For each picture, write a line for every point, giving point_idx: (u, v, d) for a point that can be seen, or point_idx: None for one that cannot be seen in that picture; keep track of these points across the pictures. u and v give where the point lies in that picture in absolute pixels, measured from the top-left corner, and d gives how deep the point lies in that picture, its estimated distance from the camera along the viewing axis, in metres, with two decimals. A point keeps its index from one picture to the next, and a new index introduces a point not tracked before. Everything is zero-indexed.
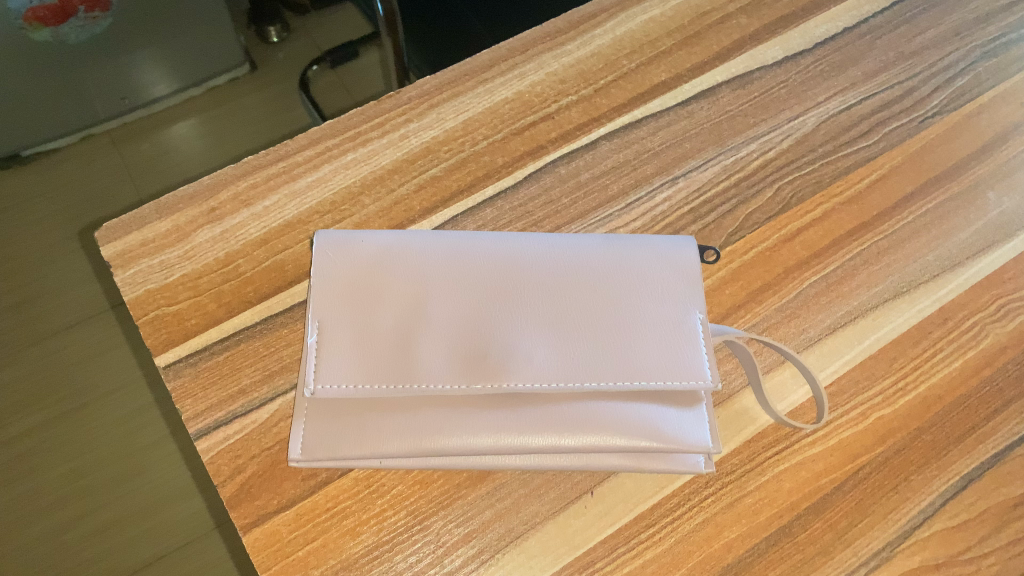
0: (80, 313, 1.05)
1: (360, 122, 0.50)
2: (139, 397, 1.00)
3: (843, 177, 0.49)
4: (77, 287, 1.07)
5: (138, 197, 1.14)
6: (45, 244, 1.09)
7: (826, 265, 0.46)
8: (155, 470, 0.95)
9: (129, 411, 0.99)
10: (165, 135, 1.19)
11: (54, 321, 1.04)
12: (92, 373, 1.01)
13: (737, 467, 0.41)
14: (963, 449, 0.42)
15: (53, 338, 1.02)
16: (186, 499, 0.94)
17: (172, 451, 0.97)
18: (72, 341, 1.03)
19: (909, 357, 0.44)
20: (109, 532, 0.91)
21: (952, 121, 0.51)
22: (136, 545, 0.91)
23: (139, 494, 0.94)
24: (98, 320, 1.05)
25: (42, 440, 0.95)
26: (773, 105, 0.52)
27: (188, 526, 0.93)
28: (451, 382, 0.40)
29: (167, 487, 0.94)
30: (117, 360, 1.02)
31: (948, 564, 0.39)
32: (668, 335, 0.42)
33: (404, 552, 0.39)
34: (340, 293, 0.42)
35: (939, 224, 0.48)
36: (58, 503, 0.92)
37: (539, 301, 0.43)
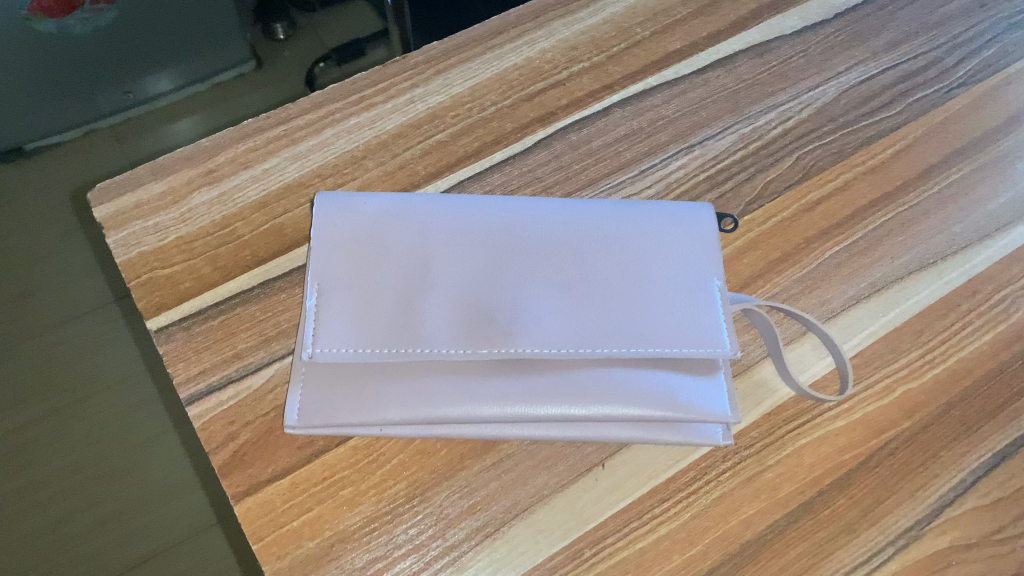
0: (80, 306, 1.00)
1: (364, 86, 0.48)
2: (141, 391, 0.95)
3: (865, 147, 0.47)
4: (79, 281, 1.01)
5: (127, 163, 1.08)
6: (46, 238, 1.03)
7: (849, 235, 0.44)
8: (154, 464, 0.91)
9: (131, 406, 0.94)
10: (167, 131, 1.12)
11: (57, 311, 0.99)
12: (90, 370, 0.96)
13: (756, 440, 0.39)
14: (994, 424, 0.40)
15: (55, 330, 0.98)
16: (187, 493, 0.89)
17: (173, 444, 0.92)
18: (71, 336, 0.98)
19: (936, 329, 0.42)
20: (102, 527, 0.86)
21: (977, 93, 0.50)
22: (135, 541, 0.86)
23: (136, 489, 0.89)
24: (98, 314, 0.99)
25: (38, 437, 0.90)
26: (792, 74, 0.50)
27: (187, 521, 0.88)
28: (454, 347, 0.38)
29: (167, 482, 0.90)
30: (118, 355, 0.97)
31: (981, 544, 0.37)
32: (683, 303, 0.40)
33: (404, 524, 0.37)
34: (341, 255, 0.40)
35: (966, 196, 0.46)
36: (52, 498, 0.87)
37: (547, 266, 0.40)
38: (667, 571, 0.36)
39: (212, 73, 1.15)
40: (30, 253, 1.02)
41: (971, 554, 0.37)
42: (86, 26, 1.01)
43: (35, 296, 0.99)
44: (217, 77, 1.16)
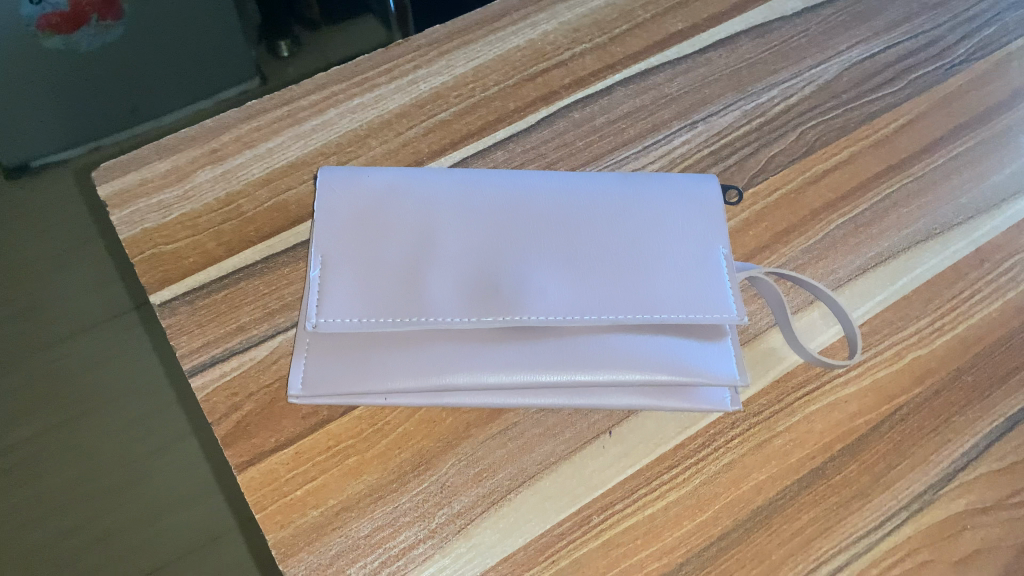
0: (92, 316, 0.92)
1: (367, 68, 0.48)
2: (164, 400, 0.87)
3: (869, 122, 0.47)
4: (91, 289, 0.93)
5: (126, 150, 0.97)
6: (54, 247, 0.95)
7: (855, 206, 0.44)
8: (171, 471, 0.84)
9: (148, 417, 0.86)
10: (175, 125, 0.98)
11: (65, 324, 0.91)
12: (105, 381, 0.88)
13: (765, 407, 0.38)
14: (1006, 390, 0.39)
15: (60, 343, 0.89)
16: (202, 500, 0.83)
17: (193, 450, 0.85)
18: (85, 347, 0.89)
19: (945, 298, 0.41)
20: (110, 537, 0.80)
21: (979, 69, 0.50)
22: (144, 550, 0.81)
23: (148, 497, 0.83)
24: (110, 324, 0.91)
25: (46, 451, 0.83)
26: (794, 53, 0.50)
27: (201, 529, 0.82)
28: (460, 315, 0.37)
29: (185, 488, 0.83)
30: (138, 367, 0.89)
31: (995, 508, 0.36)
32: (691, 271, 0.39)
33: (409, 492, 0.36)
34: (345, 229, 0.40)
35: (972, 167, 0.46)
36: (61, 508, 0.81)
37: (554, 236, 0.40)
38: (677, 537, 0.36)
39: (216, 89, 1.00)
40: (40, 262, 0.94)
41: (986, 518, 0.36)
42: (93, 43, 0.97)
43: (41, 308, 0.91)
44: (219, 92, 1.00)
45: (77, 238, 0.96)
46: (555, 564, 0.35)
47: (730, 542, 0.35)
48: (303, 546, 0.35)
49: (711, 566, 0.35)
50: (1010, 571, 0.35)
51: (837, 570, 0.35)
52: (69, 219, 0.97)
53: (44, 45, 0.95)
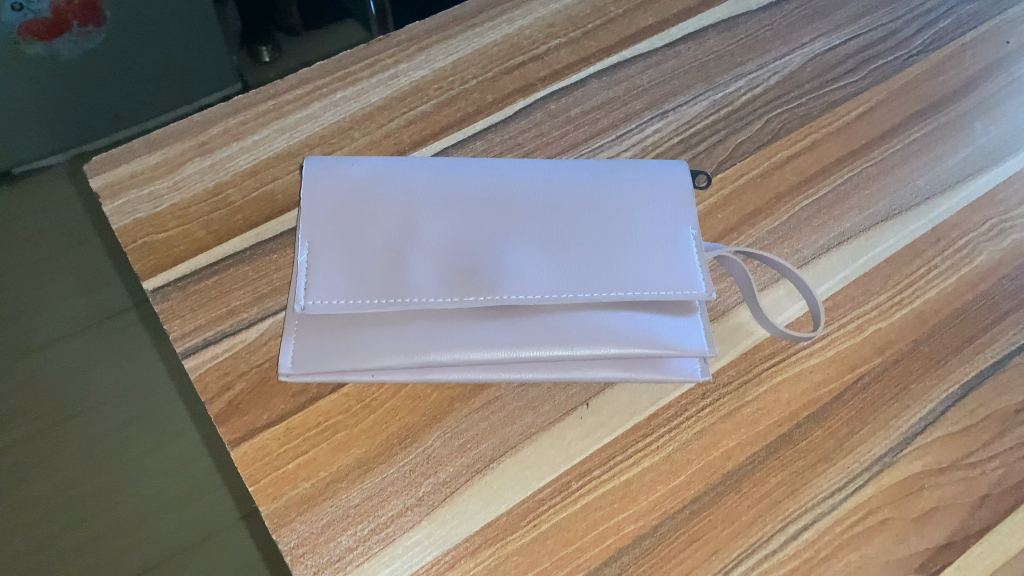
0: (80, 321, 0.92)
1: (350, 63, 0.50)
2: (157, 400, 0.88)
3: (831, 110, 0.50)
4: (80, 296, 0.94)
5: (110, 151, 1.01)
6: (43, 254, 0.96)
7: (818, 189, 0.46)
8: (163, 470, 0.84)
9: (139, 419, 0.86)
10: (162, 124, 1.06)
11: (65, 322, 0.92)
12: (93, 386, 0.88)
13: (734, 377, 0.40)
14: (961, 358, 0.41)
15: (61, 342, 0.90)
16: (198, 497, 0.83)
17: (188, 446, 0.85)
18: (75, 351, 0.90)
19: (903, 274, 0.44)
20: (109, 536, 0.80)
21: (935, 60, 0.52)
22: (142, 548, 0.80)
23: (141, 496, 0.82)
24: (111, 321, 0.93)
25: (31, 458, 0.83)
26: (759, 46, 0.52)
27: (198, 524, 0.82)
28: (441, 296, 0.39)
29: (182, 484, 0.83)
30: (129, 369, 0.89)
31: (952, 467, 0.38)
32: (662, 252, 0.41)
33: (396, 463, 0.38)
34: (329, 216, 0.41)
35: (928, 152, 0.48)
36: (47, 513, 0.80)
37: (529, 221, 0.42)
38: (653, 501, 0.37)
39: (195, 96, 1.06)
40: (26, 267, 0.95)
41: (943, 477, 0.38)
42: (74, 50, 0.94)
43: (27, 315, 0.92)
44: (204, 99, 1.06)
45: (68, 242, 0.98)
46: (537, 528, 0.37)
47: (703, 504, 0.37)
48: (296, 516, 0.36)
49: (686, 527, 0.37)
50: (966, 525, 0.37)
51: (805, 528, 0.37)
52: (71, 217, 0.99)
53: (27, 53, 0.92)
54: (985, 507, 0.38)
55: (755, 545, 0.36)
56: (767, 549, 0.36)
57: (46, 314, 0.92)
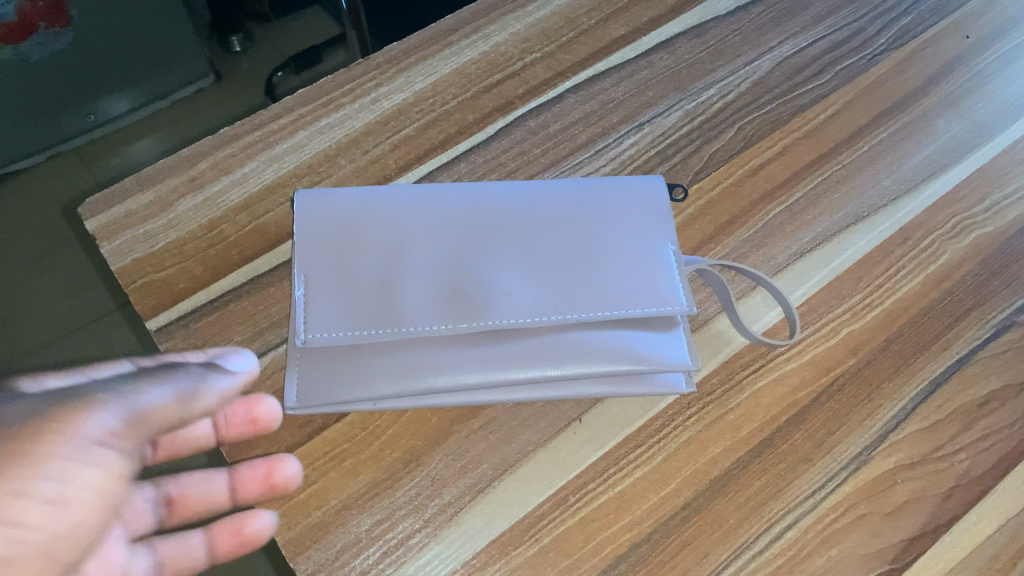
0: (68, 326, 0.93)
1: (331, 88, 0.51)
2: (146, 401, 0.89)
3: (800, 114, 0.51)
4: (64, 301, 0.94)
5: (96, 183, 1.00)
6: (24, 265, 0.96)
7: (790, 195, 0.48)
8: None
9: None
10: (129, 151, 1.03)
11: (53, 326, 0.93)
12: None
13: (717, 385, 0.43)
14: (929, 355, 0.44)
15: (51, 347, 0.91)
16: None
17: None
18: (67, 353, 0.91)
19: (873, 275, 0.46)
20: None
21: (898, 58, 0.54)
22: None
23: None
24: (99, 323, 0.93)
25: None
26: (729, 51, 0.54)
27: None
28: (435, 323, 0.41)
29: None
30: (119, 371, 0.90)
31: (923, 461, 0.41)
32: (643, 269, 0.43)
33: (402, 487, 0.40)
34: (323, 250, 0.43)
35: (893, 152, 0.50)
36: None
37: (515, 244, 0.43)
38: (645, 509, 0.40)
39: (170, 89, 1.06)
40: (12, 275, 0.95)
41: (914, 472, 0.41)
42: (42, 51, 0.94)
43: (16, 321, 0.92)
44: (179, 92, 1.07)
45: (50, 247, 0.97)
46: (539, 541, 0.39)
47: (692, 510, 0.40)
48: (311, 544, 0.38)
49: (677, 532, 0.39)
50: (937, 516, 0.40)
51: (788, 528, 0.40)
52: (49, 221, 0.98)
53: None
54: (954, 497, 0.40)
55: (742, 546, 0.39)
56: (753, 549, 0.39)
57: (34, 320, 0.93)
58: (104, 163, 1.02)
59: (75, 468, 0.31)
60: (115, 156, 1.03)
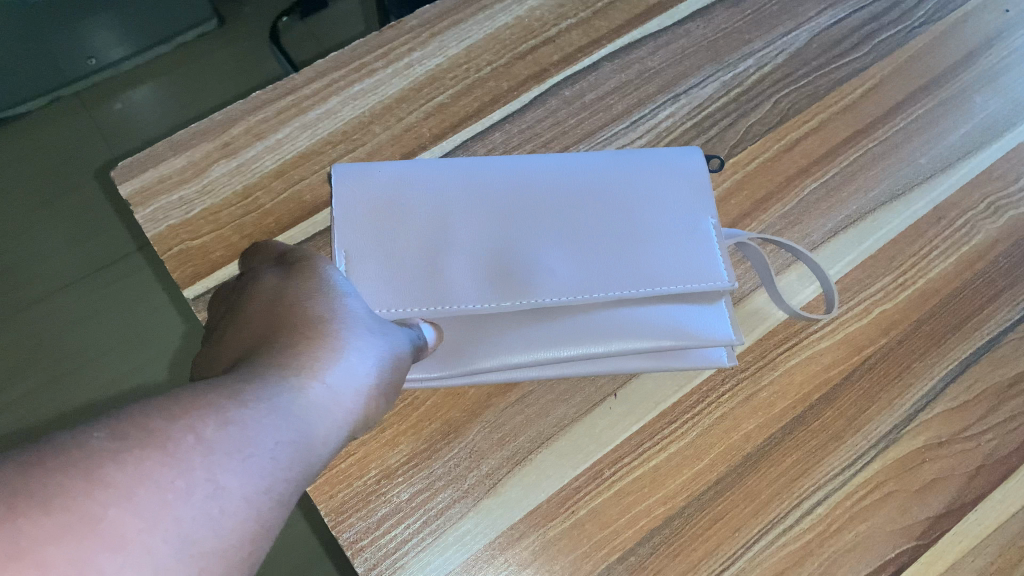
0: (72, 272, 0.91)
1: (363, 52, 0.50)
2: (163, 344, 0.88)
3: (837, 88, 0.51)
4: (69, 247, 0.92)
5: (99, 131, 0.98)
6: (25, 210, 0.92)
7: (826, 171, 0.48)
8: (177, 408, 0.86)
9: (157, 360, 0.87)
10: (129, 98, 1.00)
11: (65, 271, 0.90)
12: (93, 337, 0.88)
13: (751, 363, 0.43)
14: (960, 336, 0.44)
15: (65, 292, 0.89)
16: None
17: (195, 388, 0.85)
18: (83, 300, 0.89)
19: (907, 255, 0.46)
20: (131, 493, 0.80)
21: (936, 32, 0.53)
22: None
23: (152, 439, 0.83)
24: (116, 268, 0.92)
25: (45, 410, 0.84)
26: (767, 21, 0.53)
27: None
28: (479, 301, 0.40)
29: None
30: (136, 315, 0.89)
31: (951, 441, 0.42)
32: (684, 246, 0.43)
33: (442, 458, 0.40)
34: (364, 223, 0.41)
35: (930, 129, 0.50)
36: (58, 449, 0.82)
37: (555, 220, 0.43)
38: (680, 484, 0.41)
39: (174, 32, 1.02)
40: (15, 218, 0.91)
41: (942, 451, 0.42)
42: None
43: (26, 264, 0.90)
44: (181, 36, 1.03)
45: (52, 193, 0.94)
46: (575, 514, 0.40)
47: (725, 485, 0.41)
48: (353, 512, 0.39)
49: (710, 507, 0.40)
50: (963, 494, 0.41)
51: (818, 504, 0.40)
52: (53, 165, 0.95)
53: None
54: (980, 477, 0.41)
55: (773, 521, 0.40)
56: (784, 524, 0.40)
57: (45, 264, 0.90)
58: (104, 111, 0.99)
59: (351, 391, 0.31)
60: (116, 101, 1.00)
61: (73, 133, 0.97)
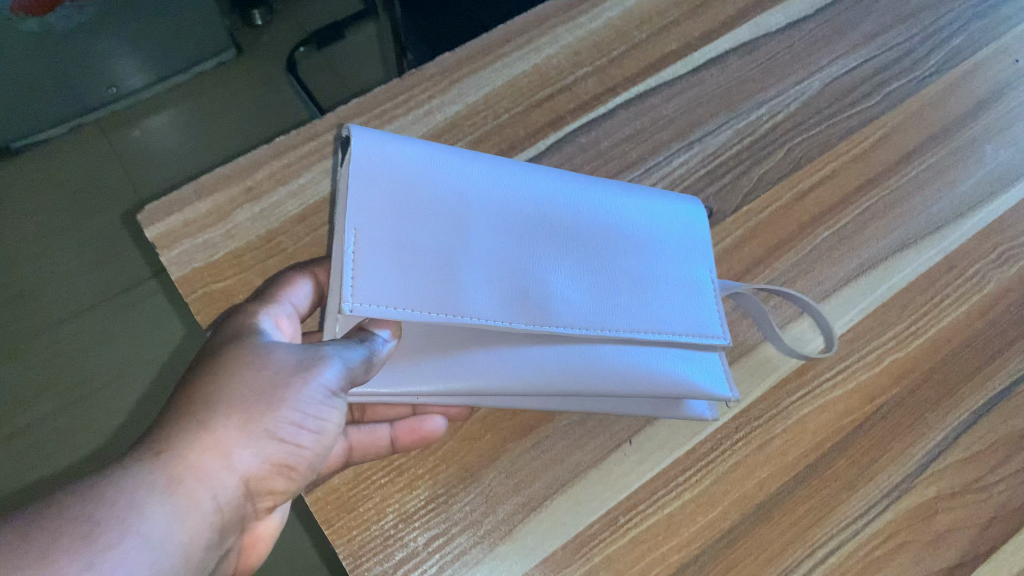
0: (87, 298, 0.91)
1: (384, 99, 0.51)
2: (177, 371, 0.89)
3: (848, 137, 0.52)
4: (84, 272, 0.93)
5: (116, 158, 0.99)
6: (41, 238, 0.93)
7: (837, 220, 0.49)
8: None
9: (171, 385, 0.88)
10: (148, 125, 1.03)
11: (80, 298, 0.91)
12: (107, 360, 0.88)
13: (763, 411, 0.44)
14: (972, 386, 0.45)
15: (79, 318, 0.90)
16: None
17: None
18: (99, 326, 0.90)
19: (919, 303, 0.47)
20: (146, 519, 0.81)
21: (947, 81, 0.54)
22: None
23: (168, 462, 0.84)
24: (132, 294, 0.92)
25: (62, 435, 0.84)
26: (779, 70, 0.54)
27: None
28: (495, 318, 0.36)
29: None
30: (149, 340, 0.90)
31: (963, 491, 0.42)
32: (691, 293, 0.42)
33: (459, 503, 0.41)
34: (380, 204, 0.36)
35: (940, 178, 0.51)
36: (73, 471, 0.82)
37: (575, 243, 0.40)
38: (694, 531, 0.41)
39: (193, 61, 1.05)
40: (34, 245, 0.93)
41: (955, 501, 0.42)
42: (66, 22, 0.87)
43: (40, 290, 0.91)
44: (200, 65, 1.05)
45: (70, 220, 0.95)
46: (590, 561, 0.40)
47: (739, 533, 0.41)
48: (370, 558, 0.39)
49: (724, 555, 0.41)
50: (976, 546, 0.41)
51: (831, 553, 0.41)
52: (70, 193, 0.96)
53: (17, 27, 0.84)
54: (993, 528, 0.42)
55: (787, 570, 0.40)
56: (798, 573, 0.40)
57: (60, 290, 0.91)
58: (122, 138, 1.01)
59: (270, 445, 0.33)
60: (134, 128, 1.02)
61: (91, 161, 0.99)
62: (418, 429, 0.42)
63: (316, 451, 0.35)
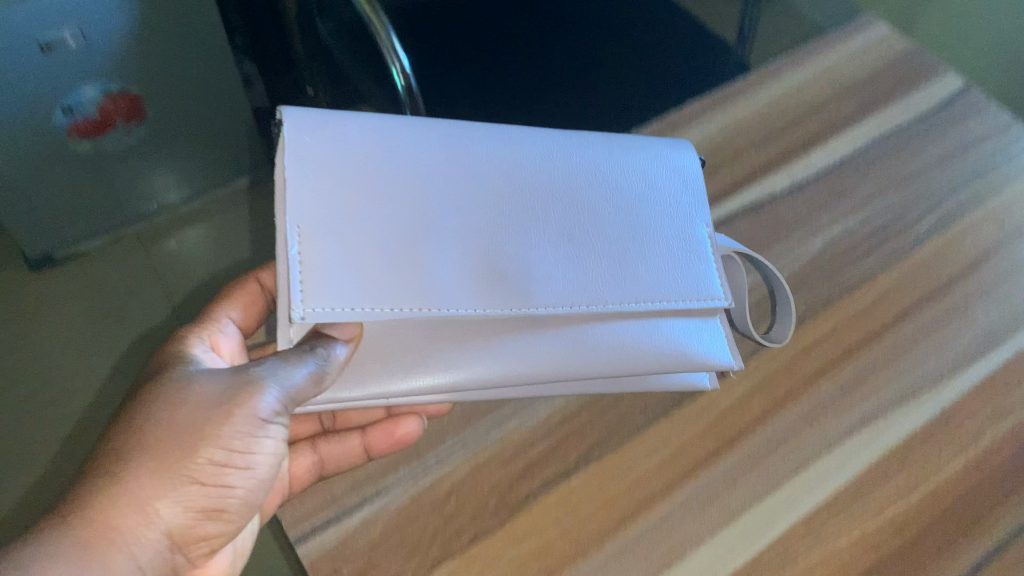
0: None
1: None
2: None
3: (849, 294, 0.56)
4: None
5: None
6: None
7: (839, 374, 0.53)
8: None
9: None
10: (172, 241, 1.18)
11: None
12: None
13: (775, 557, 0.46)
14: (971, 538, 0.47)
15: None
16: None
17: None
18: None
19: (917, 456, 0.50)
20: None
21: (939, 242, 0.59)
22: None
23: None
24: None
25: None
26: (785, 229, 0.59)
27: None
28: (468, 307, 0.44)
29: None
30: None
31: None
32: (674, 258, 0.51)
33: None
34: (322, 183, 0.43)
35: (935, 335, 0.55)
36: None
37: (555, 221, 0.49)
38: None
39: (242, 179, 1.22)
40: None
41: None
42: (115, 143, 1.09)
43: None
44: None
45: None
46: None
47: None
48: None
49: None
50: None
51: None
52: None
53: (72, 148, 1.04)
54: None
55: None
56: None
57: None
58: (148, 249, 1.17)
59: (194, 489, 0.41)
60: None
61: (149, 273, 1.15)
62: (393, 433, 0.48)
63: (252, 487, 0.44)
